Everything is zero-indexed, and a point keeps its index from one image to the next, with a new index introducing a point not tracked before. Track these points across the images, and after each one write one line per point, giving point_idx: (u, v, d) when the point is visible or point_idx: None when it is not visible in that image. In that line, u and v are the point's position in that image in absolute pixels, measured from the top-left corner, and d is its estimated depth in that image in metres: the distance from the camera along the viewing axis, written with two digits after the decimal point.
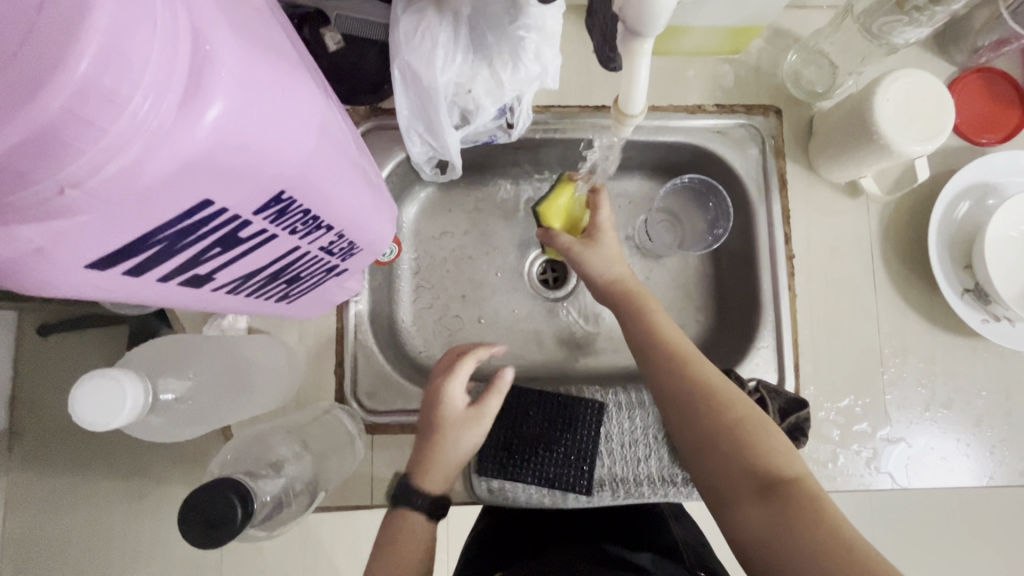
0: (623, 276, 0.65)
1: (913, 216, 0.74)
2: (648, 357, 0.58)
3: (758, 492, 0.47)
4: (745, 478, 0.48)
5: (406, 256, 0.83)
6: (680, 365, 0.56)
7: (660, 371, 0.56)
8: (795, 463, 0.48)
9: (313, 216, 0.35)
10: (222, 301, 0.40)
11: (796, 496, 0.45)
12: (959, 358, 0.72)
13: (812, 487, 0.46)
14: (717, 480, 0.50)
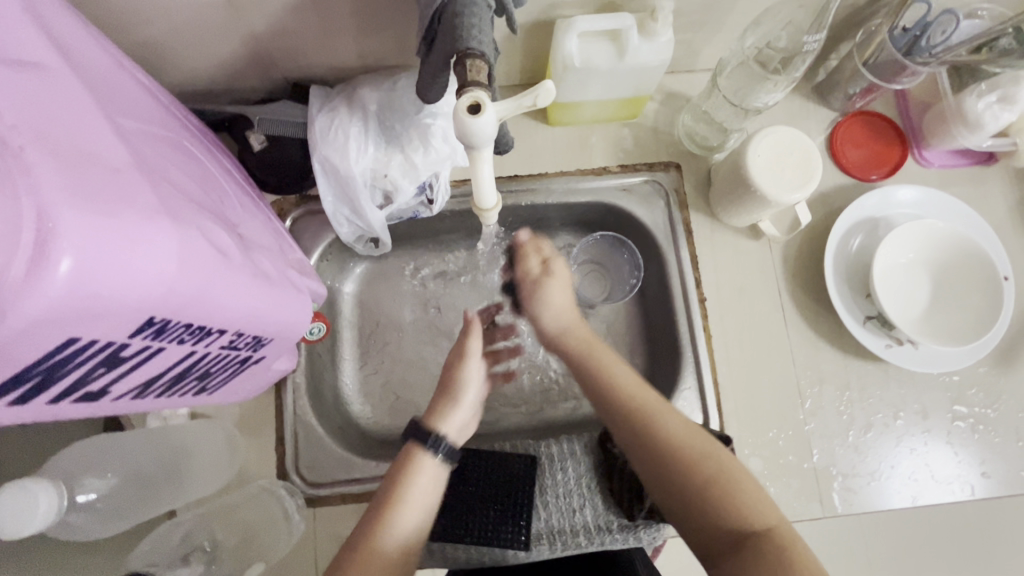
0: (573, 333, 0.56)
1: (813, 252, 0.79)
2: (603, 406, 0.52)
3: (733, 548, 0.43)
4: (719, 534, 0.44)
5: (350, 326, 0.87)
6: (636, 412, 0.50)
7: (618, 422, 0.51)
8: (770, 511, 0.44)
9: (198, 326, 0.40)
10: (131, 406, 0.44)
11: (771, 551, 0.42)
12: (873, 383, 0.76)
13: (793, 540, 0.42)
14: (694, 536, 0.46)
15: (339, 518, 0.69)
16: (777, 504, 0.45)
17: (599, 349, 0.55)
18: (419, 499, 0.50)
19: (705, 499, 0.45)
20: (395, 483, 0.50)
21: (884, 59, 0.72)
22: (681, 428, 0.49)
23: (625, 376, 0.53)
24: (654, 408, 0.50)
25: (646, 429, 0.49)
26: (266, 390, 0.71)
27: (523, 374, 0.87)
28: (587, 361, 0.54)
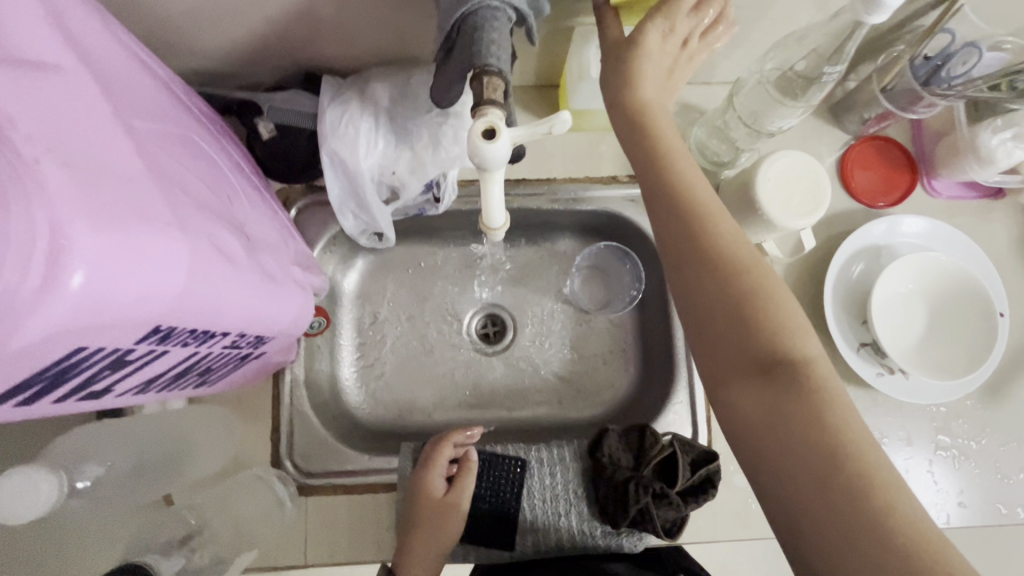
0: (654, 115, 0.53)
1: (814, 275, 0.79)
2: (673, 216, 0.50)
3: (758, 373, 0.45)
4: (747, 357, 0.46)
5: (349, 316, 0.88)
6: (698, 222, 0.49)
7: (669, 214, 0.50)
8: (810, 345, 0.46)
9: (202, 331, 0.40)
10: (132, 399, 0.45)
11: (801, 379, 0.44)
12: (861, 408, 0.77)
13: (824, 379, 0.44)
14: (721, 357, 0.47)
15: (329, 508, 0.70)
16: (818, 342, 0.46)
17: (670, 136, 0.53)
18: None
19: (754, 330, 0.46)
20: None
21: (901, 87, 0.72)
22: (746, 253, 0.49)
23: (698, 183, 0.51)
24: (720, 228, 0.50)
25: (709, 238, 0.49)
26: (264, 379, 0.72)
27: (518, 373, 0.88)
28: (660, 170, 0.52)
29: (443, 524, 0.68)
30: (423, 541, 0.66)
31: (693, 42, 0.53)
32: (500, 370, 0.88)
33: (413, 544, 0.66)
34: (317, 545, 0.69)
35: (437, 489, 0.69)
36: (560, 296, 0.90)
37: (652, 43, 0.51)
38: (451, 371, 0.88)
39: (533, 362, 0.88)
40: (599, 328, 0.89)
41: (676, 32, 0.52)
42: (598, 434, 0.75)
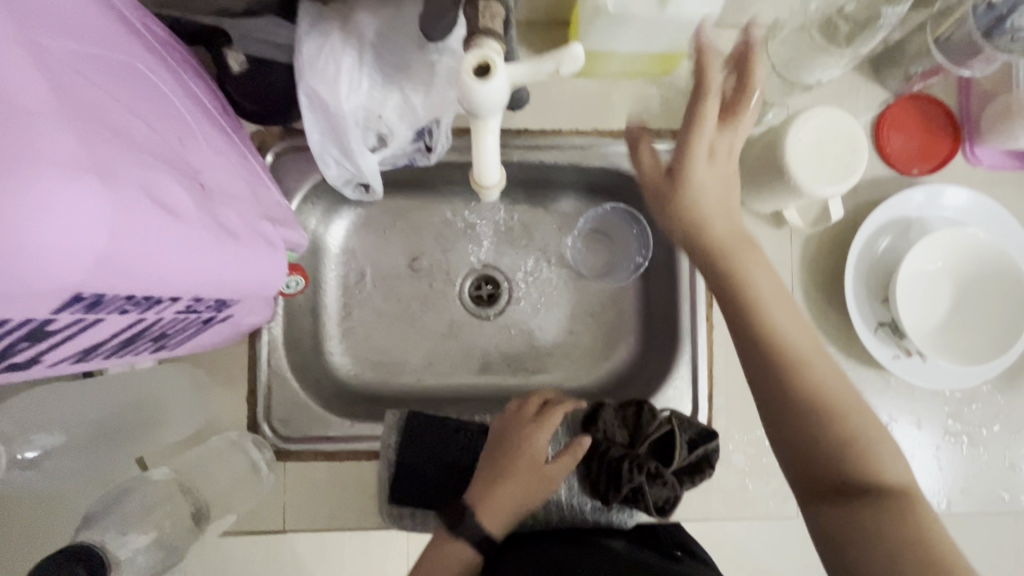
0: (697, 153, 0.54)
1: (835, 247, 0.73)
2: (704, 264, 0.56)
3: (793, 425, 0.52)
4: (786, 410, 0.51)
5: (334, 273, 0.82)
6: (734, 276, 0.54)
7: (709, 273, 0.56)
8: (859, 415, 0.50)
9: (142, 296, 0.35)
10: (74, 367, 0.40)
11: (830, 423, 0.50)
12: (872, 390, 0.73)
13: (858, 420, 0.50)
14: (765, 409, 0.53)
15: (307, 475, 0.67)
16: (866, 415, 0.50)
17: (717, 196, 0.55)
18: (459, 559, 0.62)
19: (790, 387, 0.51)
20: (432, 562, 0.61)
21: (958, 37, 0.63)
22: (790, 335, 0.53)
23: (761, 273, 0.55)
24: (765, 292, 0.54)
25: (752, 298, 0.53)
26: (239, 339, 0.68)
27: (512, 340, 0.84)
28: (704, 221, 0.55)
29: (531, 480, 0.64)
30: (507, 488, 0.64)
31: (744, 119, 0.54)
32: (493, 336, 0.84)
33: (497, 487, 0.64)
34: (296, 512, 0.67)
35: (540, 449, 0.66)
36: (560, 260, 0.84)
37: (710, 104, 0.53)
38: (442, 334, 0.83)
39: (529, 328, 0.84)
40: (599, 295, 0.83)
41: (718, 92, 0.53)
42: (591, 406, 0.72)
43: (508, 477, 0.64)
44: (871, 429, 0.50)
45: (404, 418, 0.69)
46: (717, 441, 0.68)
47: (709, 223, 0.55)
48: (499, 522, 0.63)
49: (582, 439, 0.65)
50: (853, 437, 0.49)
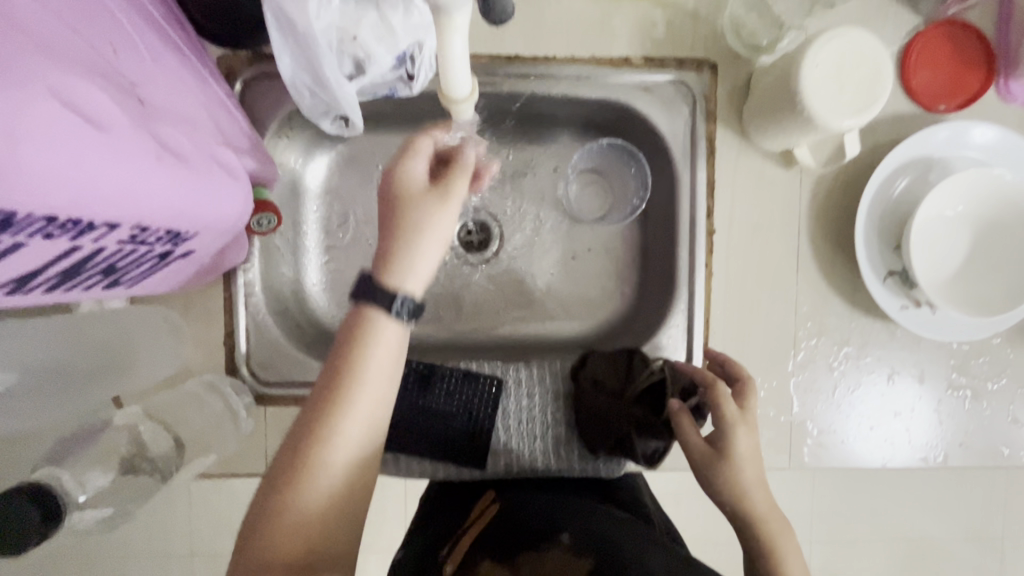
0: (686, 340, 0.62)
1: (848, 190, 0.68)
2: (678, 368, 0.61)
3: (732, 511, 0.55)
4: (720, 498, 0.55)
5: (315, 215, 0.78)
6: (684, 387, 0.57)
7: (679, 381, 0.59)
8: (796, 572, 0.51)
9: (67, 220, 0.31)
10: (13, 301, 0.37)
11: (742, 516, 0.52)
12: (875, 341, 0.70)
13: (787, 569, 0.51)
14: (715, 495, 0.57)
15: (289, 418, 0.66)
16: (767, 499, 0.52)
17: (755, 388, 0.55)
18: (384, 356, 0.46)
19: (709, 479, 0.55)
20: (345, 398, 0.44)
21: None
22: (758, 504, 0.52)
23: (749, 453, 0.52)
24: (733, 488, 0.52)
25: (745, 484, 0.52)
26: (213, 281, 0.65)
27: (501, 287, 0.80)
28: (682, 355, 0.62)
29: (418, 216, 0.47)
30: (393, 272, 0.46)
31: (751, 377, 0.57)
32: (482, 283, 0.80)
33: (394, 240, 0.47)
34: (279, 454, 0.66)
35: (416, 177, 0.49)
36: (554, 203, 0.80)
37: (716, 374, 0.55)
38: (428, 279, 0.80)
39: (518, 276, 0.80)
40: (594, 241, 0.79)
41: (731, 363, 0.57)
42: (578, 361, 0.69)
43: (394, 233, 0.47)
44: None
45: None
46: None
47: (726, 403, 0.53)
48: (407, 276, 0.46)
49: (464, 156, 0.52)
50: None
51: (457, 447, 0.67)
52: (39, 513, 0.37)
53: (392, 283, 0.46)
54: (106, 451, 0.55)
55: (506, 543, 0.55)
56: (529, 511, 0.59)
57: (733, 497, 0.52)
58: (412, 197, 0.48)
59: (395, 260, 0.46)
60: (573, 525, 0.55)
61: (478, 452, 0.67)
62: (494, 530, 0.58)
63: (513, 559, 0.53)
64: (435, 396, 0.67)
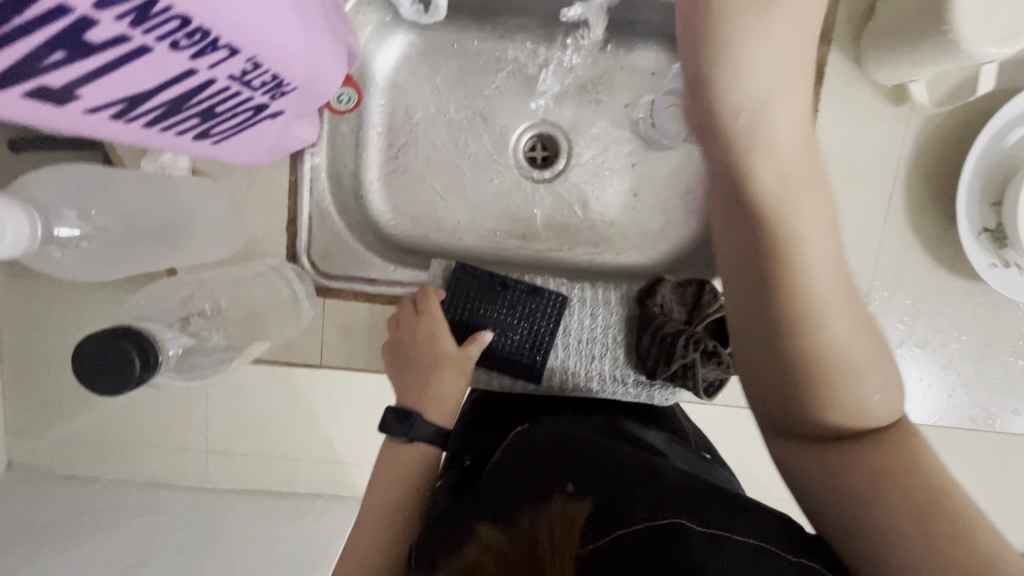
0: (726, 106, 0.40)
1: (955, 137, 0.64)
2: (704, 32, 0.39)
3: (753, 297, 0.41)
4: (751, 272, 0.41)
5: (379, 109, 0.74)
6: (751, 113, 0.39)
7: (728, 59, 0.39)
8: (812, 216, 0.40)
9: (198, 30, 0.28)
10: (116, 133, 0.34)
11: (792, 333, 0.40)
12: (950, 299, 0.68)
13: (807, 266, 0.40)
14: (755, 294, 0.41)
15: (349, 313, 0.64)
16: (827, 276, 0.40)
17: (775, 41, 0.38)
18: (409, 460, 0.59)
19: (770, 265, 0.40)
20: (399, 454, 0.59)
21: None
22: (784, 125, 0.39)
23: (803, 209, 0.40)
24: (771, 173, 0.40)
25: (792, 180, 0.40)
26: (280, 161, 0.61)
27: (563, 208, 0.77)
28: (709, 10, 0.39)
29: (445, 383, 0.61)
30: (432, 404, 0.61)
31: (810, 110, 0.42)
32: (545, 200, 0.77)
33: (430, 393, 0.61)
34: (334, 349, 0.64)
35: (446, 341, 0.62)
36: (629, 124, 0.76)
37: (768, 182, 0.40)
38: (491, 190, 0.77)
39: (583, 197, 0.77)
40: (667, 169, 0.76)
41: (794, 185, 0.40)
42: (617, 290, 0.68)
43: (427, 376, 0.61)
44: (805, 256, 0.40)
45: (450, 275, 0.66)
46: None
47: (720, 67, 0.39)
48: (443, 412, 0.61)
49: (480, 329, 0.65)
50: (805, 329, 0.40)
51: (515, 359, 0.66)
52: (141, 360, 0.36)
53: (438, 422, 0.61)
54: (184, 305, 0.54)
55: (503, 508, 0.46)
56: (530, 474, 0.50)
57: (746, 111, 0.39)
58: (448, 358, 0.62)
59: (435, 408, 0.61)
60: (583, 477, 0.48)
61: (535, 364, 0.66)
62: (493, 496, 0.49)
63: (512, 520, 0.43)
64: (497, 303, 0.66)
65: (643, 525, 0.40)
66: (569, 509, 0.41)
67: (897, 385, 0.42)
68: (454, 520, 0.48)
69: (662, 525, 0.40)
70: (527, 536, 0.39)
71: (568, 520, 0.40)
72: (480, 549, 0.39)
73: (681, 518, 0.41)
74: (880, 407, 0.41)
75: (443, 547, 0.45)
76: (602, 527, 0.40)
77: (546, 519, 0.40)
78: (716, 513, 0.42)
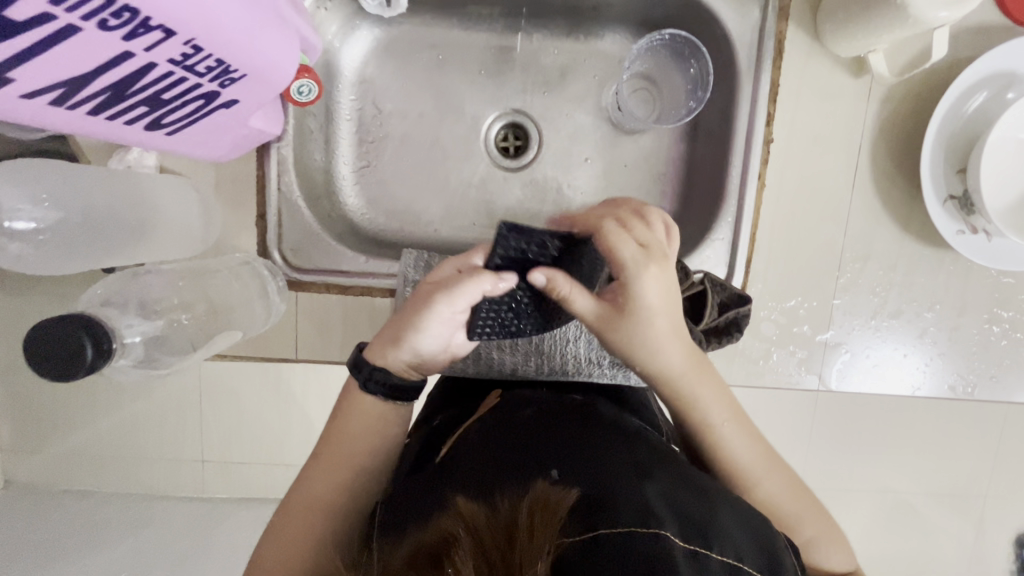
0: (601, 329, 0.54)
1: (918, 106, 0.64)
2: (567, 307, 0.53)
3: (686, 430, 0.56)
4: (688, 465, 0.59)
5: (349, 104, 0.74)
6: (616, 319, 0.53)
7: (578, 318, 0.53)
8: (722, 416, 0.56)
9: (125, 8, 0.29)
10: (58, 121, 0.35)
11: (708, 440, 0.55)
12: (922, 269, 0.68)
13: (727, 443, 0.55)
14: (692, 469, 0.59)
15: (323, 305, 0.64)
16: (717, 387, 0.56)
17: (652, 308, 0.53)
18: (364, 418, 0.57)
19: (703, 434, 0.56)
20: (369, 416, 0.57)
21: None
22: (670, 368, 0.55)
23: (657, 303, 0.53)
24: (658, 361, 0.54)
25: (660, 332, 0.53)
26: (245, 156, 0.62)
27: (537, 196, 0.78)
28: (617, 318, 0.53)
29: (401, 315, 0.55)
30: (390, 334, 0.55)
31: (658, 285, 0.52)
32: (518, 189, 0.77)
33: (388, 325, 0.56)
34: (310, 342, 0.65)
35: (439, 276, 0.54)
36: (598, 109, 0.76)
37: (679, 344, 0.54)
38: (463, 182, 0.77)
39: (556, 184, 0.77)
40: (637, 152, 0.76)
41: (684, 357, 0.55)
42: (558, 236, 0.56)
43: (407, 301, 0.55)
44: (728, 424, 0.55)
45: (498, 236, 0.49)
46: (749, 308, 0.65)
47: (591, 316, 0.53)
48: (381, 349, 0.55)
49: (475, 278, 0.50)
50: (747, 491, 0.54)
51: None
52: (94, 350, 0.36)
53: (374, 359, 0.56)
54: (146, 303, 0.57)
55: (482, 479, 0.48)
56: (513, 449, 0.52)
57: (673, 356, 0.54)
58: (421, 291, 0.53)
59: (378, 344, 0.55)
60: (568, 459, 0.49)
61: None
62: (471, 465, 0.51)
63: (492, 499, 0.45)
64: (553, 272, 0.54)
65: (630, 531, 0.41)
66: (552, 495, 0.43)
67: (845, 543, 0.56)
68: (429, 488, 0.50)
69: (643, 532, 0.41)
70: (507, 521, 0.41)
71: (547, 508, 0.42)
72: (456, 520, 0.42)
73: (666, 529, 0.41)
74: (827, 557, 0.54)
75: (419, 507, 0.48)
76: (579, 522, 0.42)
77: (528, 504, 0.42)
78: (700, 521, 0.43)
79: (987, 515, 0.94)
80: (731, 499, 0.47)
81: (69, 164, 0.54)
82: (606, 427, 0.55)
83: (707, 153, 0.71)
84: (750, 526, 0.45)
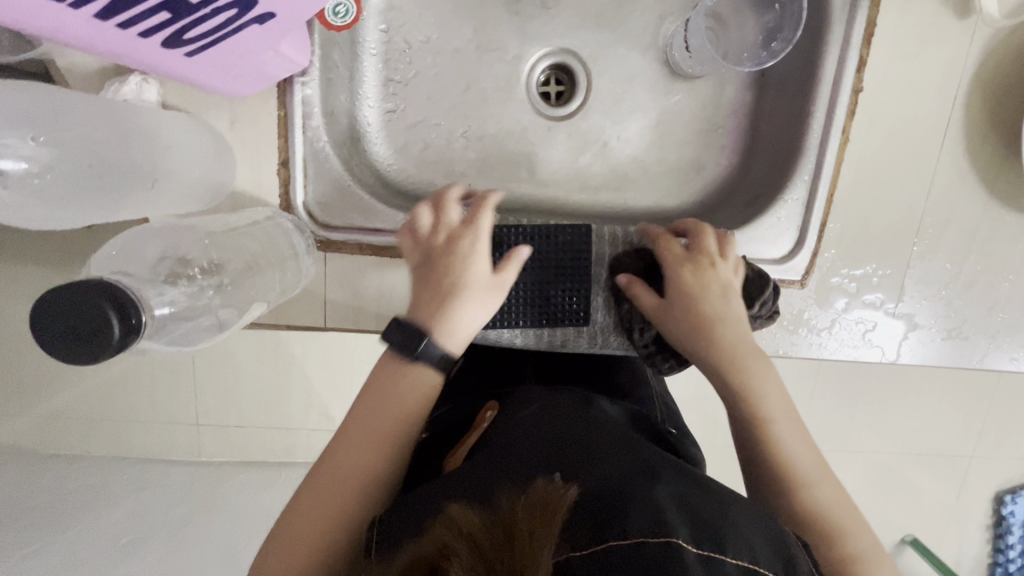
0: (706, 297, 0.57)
1: (1017, 57, 0.59)
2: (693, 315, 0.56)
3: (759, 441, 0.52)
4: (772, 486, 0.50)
5: (375, 37, 0.64)
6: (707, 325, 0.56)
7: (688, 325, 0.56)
8: (772, 403, 0.53)
9: None
10: (48, 14, 0.29)
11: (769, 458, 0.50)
12: (1003, 237, 0.63)
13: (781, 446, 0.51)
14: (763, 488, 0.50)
15: (357, 268, 0.57)
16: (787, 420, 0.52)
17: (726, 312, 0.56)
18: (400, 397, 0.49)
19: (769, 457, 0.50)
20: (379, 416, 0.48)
21: None
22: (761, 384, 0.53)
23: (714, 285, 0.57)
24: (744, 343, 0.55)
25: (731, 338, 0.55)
26: (268, 92, 0.53)
27: (583, 149, 0.69)
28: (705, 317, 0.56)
29: (462, 296, 0.51)
30: (449, 324, 0.50)
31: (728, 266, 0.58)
32: (564, 140, 0.69)
33: (443, 311, 0.51)
34: (340, 309, 0.58)
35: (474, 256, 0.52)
36: (658, 50, 0.68)
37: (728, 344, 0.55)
38: (503, 131, 0.68)
39: (605, 135, 0.69)
40: (699, 101, 0.68)
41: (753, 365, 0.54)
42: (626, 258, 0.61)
43: (450, 302, 0.51)
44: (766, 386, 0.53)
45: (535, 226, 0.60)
46: (802, 279, 0.63)
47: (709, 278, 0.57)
48: (453, 335, 0.51)
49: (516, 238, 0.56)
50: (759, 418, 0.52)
51: (548, 311, 0.61)
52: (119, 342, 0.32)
53: (450, 345, 0.50)
54: (165, 258, 0.46)
55: (478, 480, 0.41)
56: (502, 450, 0.44)
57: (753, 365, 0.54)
58: (472, 275, 0.52)
59: (449, 328, 0.50)
60: (573, 461, 0.41)
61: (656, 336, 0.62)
62: (461, 471, 0.43)
63: (490, 501, 0.38)
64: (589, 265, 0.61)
65: (637, 540, 0.33)
66: (552, 495, 0.36)
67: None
68: (418, 495, 0.43)
69: (655, 542, 0.33)
70: (503, 525, 0.34)
71: (547, 508, 0.34)
72: (447, 530, 0.35)
73: (679, 534, 0.34)
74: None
75: (405, 516, 0.41)
76: (582, 526, 0.35)
77: (525, 504, 0.35)
78: (715, 523, 0.36)
79: (969, 476, 1.02)
80: (732, 495, 0.40)
81: (42, 90, 0.44)
82: (609, 428, 0.47)
83: (782, 104, 0.64)
84: (768, 528, 0.38)
